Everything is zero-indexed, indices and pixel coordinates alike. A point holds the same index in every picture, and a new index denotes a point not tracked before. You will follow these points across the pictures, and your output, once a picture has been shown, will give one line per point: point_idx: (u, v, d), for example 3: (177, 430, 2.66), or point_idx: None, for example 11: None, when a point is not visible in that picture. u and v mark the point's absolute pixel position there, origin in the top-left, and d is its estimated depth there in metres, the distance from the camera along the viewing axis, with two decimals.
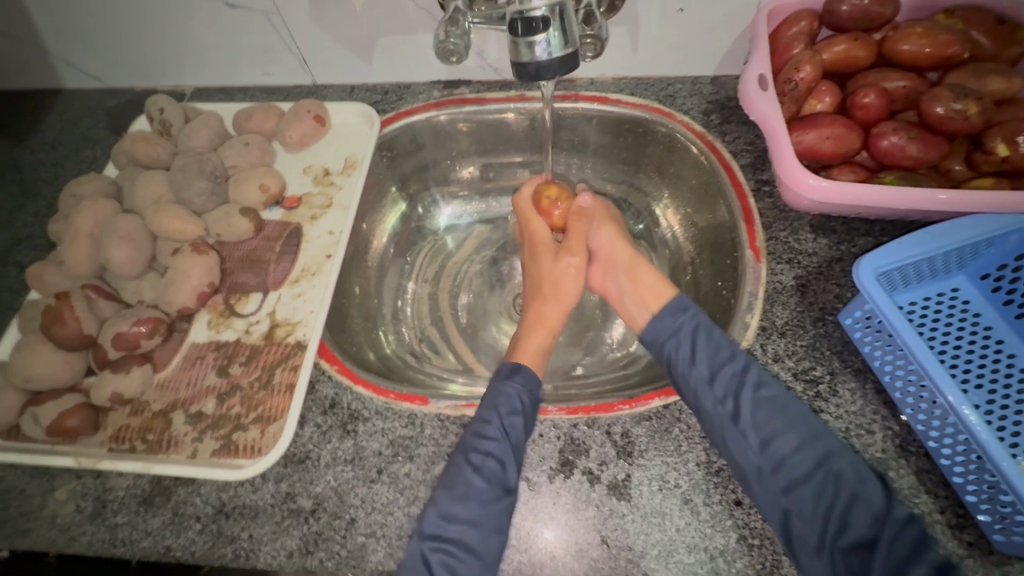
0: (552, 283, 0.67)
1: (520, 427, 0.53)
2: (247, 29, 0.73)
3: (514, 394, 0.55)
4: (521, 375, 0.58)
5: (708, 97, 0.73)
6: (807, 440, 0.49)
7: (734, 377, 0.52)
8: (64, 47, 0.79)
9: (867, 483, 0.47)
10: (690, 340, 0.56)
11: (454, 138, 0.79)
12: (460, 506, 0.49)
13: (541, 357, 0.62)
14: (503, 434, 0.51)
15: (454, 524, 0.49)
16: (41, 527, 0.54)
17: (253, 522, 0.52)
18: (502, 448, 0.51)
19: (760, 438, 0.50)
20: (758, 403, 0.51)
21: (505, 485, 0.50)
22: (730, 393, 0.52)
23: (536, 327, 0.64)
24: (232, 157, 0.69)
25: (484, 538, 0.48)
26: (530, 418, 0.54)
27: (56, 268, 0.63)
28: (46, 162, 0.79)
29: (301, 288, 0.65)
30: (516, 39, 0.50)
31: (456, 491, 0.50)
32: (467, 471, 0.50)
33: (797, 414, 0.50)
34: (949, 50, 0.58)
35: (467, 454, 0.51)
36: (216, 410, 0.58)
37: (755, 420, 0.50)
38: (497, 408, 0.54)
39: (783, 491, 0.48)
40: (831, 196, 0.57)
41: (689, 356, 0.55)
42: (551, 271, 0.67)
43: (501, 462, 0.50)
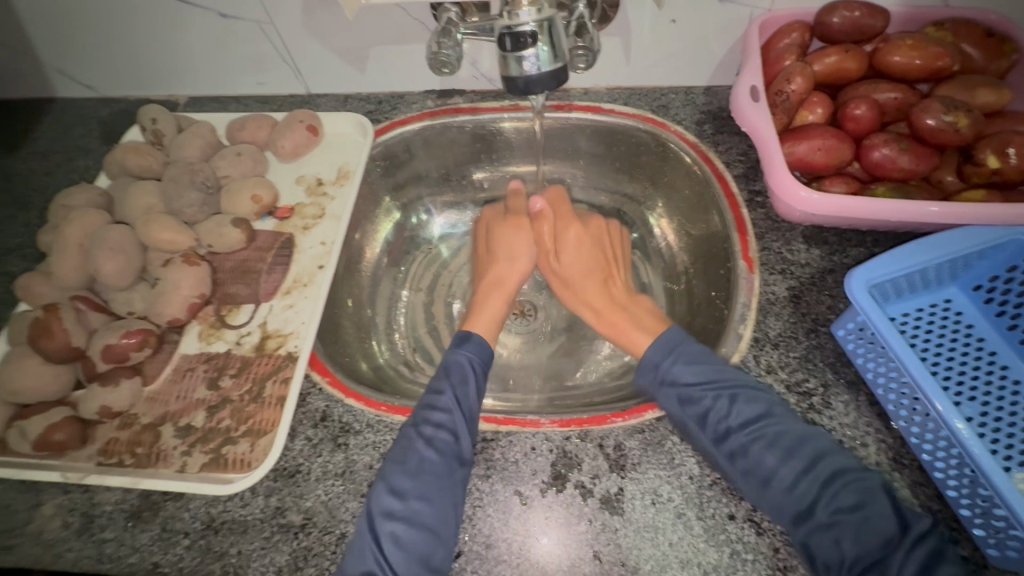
0: (504, 249, 0.70)
1: (471, 397, 0.56)
2: (239, 39, 0.73)
3: (467, 363, 0.58)
4: (473, 341, 0.61)
5: (701, 107, 0.73)
6: (804, 469, 0.47)
7: (722, 417, 0.51)
8: (56, 56, 0.78)
9: (871, 507, 0.45)
10: (674, 389, 0.54)
11: (447, 148, 0.79)
12: (411, 481, 0.49)
13: (495, 322, 0.66)
14: (455, 405, 0.54)
15: (406, 498, 0.49)
16: (27, 543, 0.53)
17: (242, 537, 0.51)
18: (452, 418, 0.53)
19: (760, 471, 0.48)
20: (747, 435, 0.50)
21: (458, 457, 0.51)
22: (721, 433, 0.51)
23: (491, 292, 0.68)
24: (224, 168, 0.69)
25: (438, 512, 0.48)
26: (480, 387, 0.57)
27: (45, 279, 0.62)
28: (37, 171, 0.79)
29: (293, 299, 0.64)
30: (505, 54, 0.50)
31: (408, 463, 0.50)
32: (419, 443, 0.51)
33: (791, 444, 0.49)
34: (939, 62, 0.58)
35: (419, 427, 0.53)
36: (206, 423, 0.57)
37: (750, 457, 0.49)
38: (448, 377, 0.57)
39: (793, 523, 0.46)
40: (823, 209, 0.57)
41: (676, 396, 0.54)
42: (506, 243, 0.71)
43: (452, 434, 0.52)
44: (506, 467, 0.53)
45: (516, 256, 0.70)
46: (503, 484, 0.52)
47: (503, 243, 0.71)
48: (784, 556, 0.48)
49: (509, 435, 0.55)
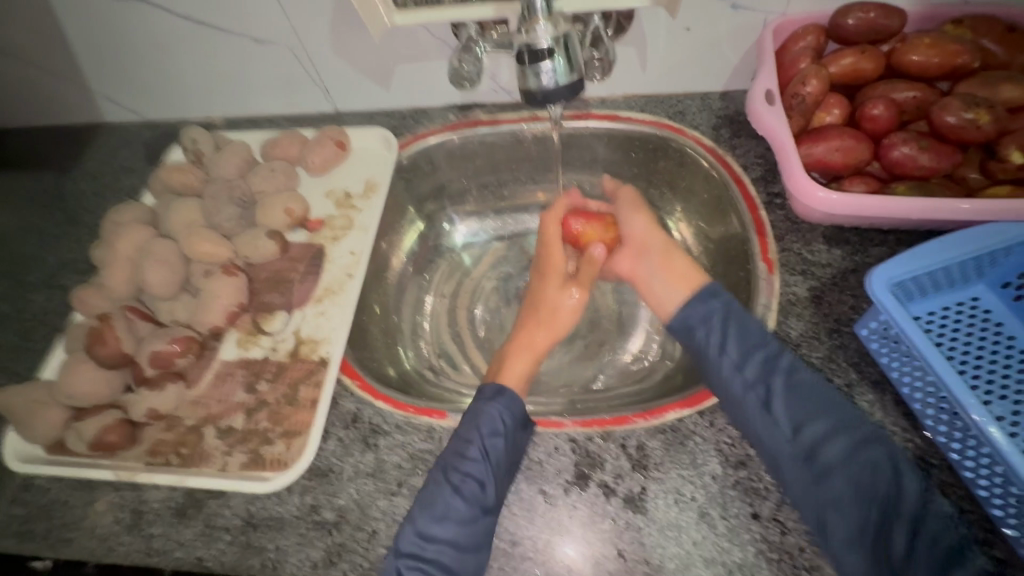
0: (549, 310, 0.66)
1: (501, 447, 0.53)
2: (273, 63, 0.77)
3: (498, 416, 0.55)
4: (504, 396, 0.57)
5: (717, 112, 0.74)
6: (836, 427, 0.49)
7: (763, 362, 0.53)
8: (106, 84, 0.84)
9: (902, 471, 0.47)
10: (720, 326, 0.56)
11: (468, 159, 0.81)
12: (437, 526, 0.50)
13: (522, 385, 0.61)
14: (484, 456, 0.52)
15: (433, 542, 0.49)
16: (83, 537, 0.57)
17: (279, 533, 0.54)
18: (481, 468, 0.51)
19: (792, 422, 0.50)
20: (788, 391, 0.51)
21: (483, 505, 0.50)
22: (759, 382, 0.52)
23: (520, 350, 0.63)
24: (259, 184, 0.73)
25: (461, 558, 0.49)
26: (512, 438, 0.54)
27: (98, 291, 0.67)
28: (88, 191, 0.84)
29: (324, 306, 0.68)
30: (523, 68, 0.52)
31: (433, 508, 0.50)
32: (447, 491, 0.51)
33: (825, 402, 0.50)
34: (958, 60, 0.58)
35: (448, 473, 0.52)
36: (245, 424, 0.60)
37: (784, 408, 0.50)
38: (477, 428, 0.54)
39: (816, 479, 0.48)
40: (843, 209, 0.57)
41: (718, 343, 0.55)
42: (550, 298, 0.66)
43: (479, 484, 0.51)
44: (530, 467, 0.54)
45: (561, 317, 0.65)
46: (527, 483, 0.54)
47: (548, 293, 0.67)
48: (809, 555, 0.48)
49: (534, 435, 0.56)
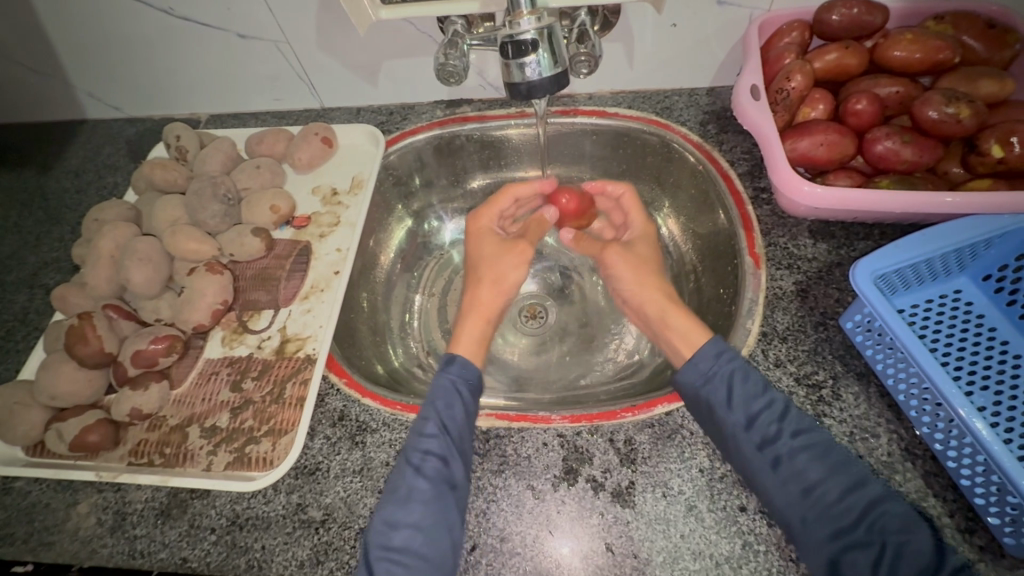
0: (489, 267, 0.67)
1: (459, 419, 0.54)
2: (257, 58, 0.76)
3: (451, 386, 0.56)
4: (456, 364, 0.59)
5: (704, 108, 0.74)
6: (849, 487, 0.46)
7: (772, 421, 0.50)
8: (87, 81, 0.83)
9: (914, 531, 0.43)
10: (726, 385, 0.52)
11: (456, 155, 0.81)
12: (403, 510, 0.49)
13: (478, 346, 0.62)
14: (442, 429, 0.52)
15: (400, 527, 0.48)
16: (64, 539, 0.56)
17: (265, 532, 0.53)
18: (441, 442, 0.52)
19: (801, 483, 0.47)
20: (800, 450, 0.48)
21: (449, 481, 0.50)
22: (768, 437, 0.49)
23: (470, 315, 0.64)
24: (244, 180, 0.72)
25: (431, 540, 0.48)
26: (469, 408, 0.55)
27: (79, 289, 0.66)
28: (69, 188, 0.83)
29: (310, 304, 0.67)
30: (507, 61, 0.51)
31: (397, 492, 0.50)
32: (409, 472, 0.51)
33: (838, 459, 0.48)
34: (940, 55, 0.59)
35: (408, 455, 0.52)
36: (230, 423, 0.59)
37: (795, 465, 0.48)
38: (433, 403, 0.55)
39: (829, 540, 0.45)
40: (827, 203, 0.58)
41: (726, 399, 0.51)
42: (488, 256, 0.67)
43: (442, 459, 0.51)
44: (519, 463, 0.54)
45: (508, 279, 0.66)
46: (515, 479, 0.54)
47: (495, 262, 0.67)
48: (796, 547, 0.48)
49: (522, 431, 0.56)
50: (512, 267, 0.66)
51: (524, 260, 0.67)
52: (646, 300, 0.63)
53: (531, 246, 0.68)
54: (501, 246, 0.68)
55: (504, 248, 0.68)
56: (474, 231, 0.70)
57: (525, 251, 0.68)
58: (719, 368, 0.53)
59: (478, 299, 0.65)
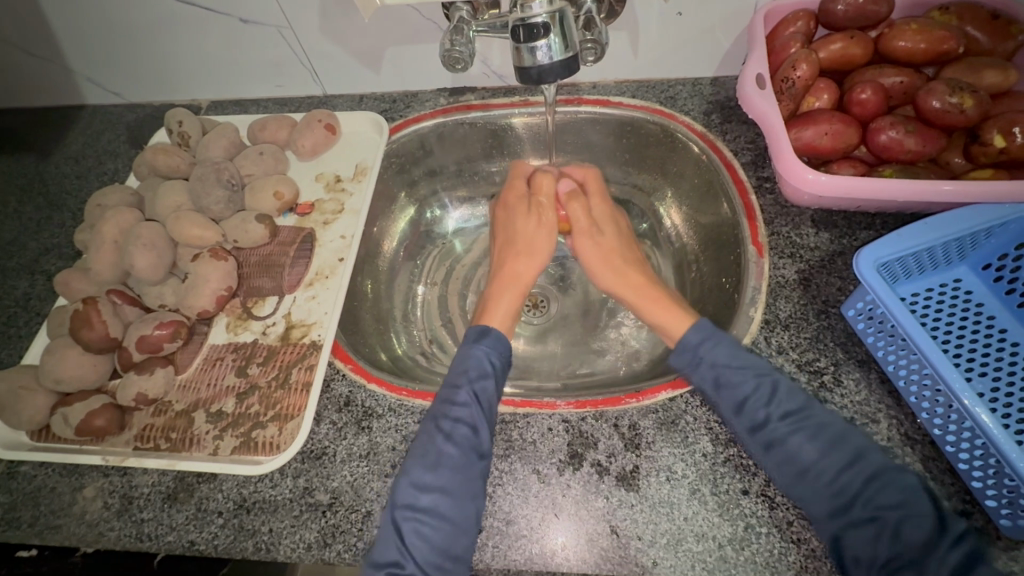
0: (525, 240, 0.67)
1: (490, 390, 0.55)
2: (259, 44, 0.76)
3: (483, 358, 0.57)
4: (488, 338, 0.59)
5: (708, 98, 0.74)
6: (846, 464, 0.47)
7: (760, 406, 0.50)
8: (87, 65, 0.82)
9: (914, 504, 0.44)
10: (712, 370, 0.53)
11: (459, 144, 0.81)
12: (431, 474, 0.50)
13: (510, 318, 0.63)
14: (474, 399, 0.53)
15: (429, 489, 0.49)
16: (71, 523, 0.56)
17: (272, 516, 0.54)
18: (471, 412, 0.53)
19: (795, 463, 0.48)
20: (794, 430, 0.49)
21: (477, 450, 0.51)
22: (757, 422, 0.50)
23: (507, 286, 0.65)
24: (247, 167, 0.72)
25: (457, 505, 0.49)
26: (498, 381, 0.57)
27: (82, 275, 0.65)
28: (69, 175, 0.82)
29: (315, 291, 0.67)
30: (519, 45, 0.52)
31: (427, 456, 0.51)
32: (439, 439, 0.51)
33: (832, 438, 0.48)
34: (944, 45, 0.59)
35: (439, 422, 0.53)
36: (236, 408, 0.60)
37: (787, 446, 0.49)
38: (465, 373, 0.56)
39: (829, 517, 0.46)
40: (831, 191, 0.58)
41: (713, 384, 0.53)
42: (523, 228, 0.68)
43: (471, 427, 0.52)
44: (524, 447, 0.55)
45: (540, 248, 0.67)
46: (521, 463, 0.54)
47: (526, 233, 0.68)
48: (797, 529, 0.49)
49: (527, 416, 0.56)
50: (543, 237, 0.68)
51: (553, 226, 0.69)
52: (625, 290, 0.64)
53: (554, 215, 0.69)
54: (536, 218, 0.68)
55: (533, 217, 0.69)
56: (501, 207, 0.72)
57: (547, 219, 0.69)
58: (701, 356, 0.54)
59: (513, 269, 0.66)
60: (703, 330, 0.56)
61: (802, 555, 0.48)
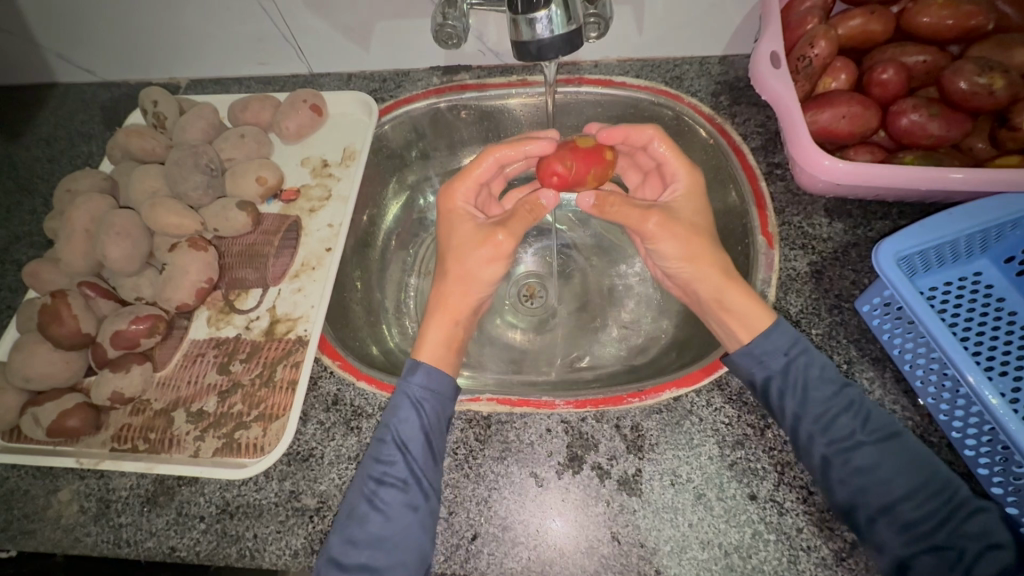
0: (457, 261, 0.59)
1: (419, 439, 0.50)
2: (239, 18, 0.71)
3: (413, 403, 0.52)
4: (419, 371, 0.54)
5: (716, 77, 0.70)
6: (933, 491, 0.44)
7: (850, 422, 0.48)
8: (56, 41, 0.77)
9: (999, 535, 0.42)
10: (800, 381, 0.49)
11: (454, 126, 0.77)
12: (361, 533, 0.47)
13: (444, 349, 0.56)
14: (399, 452, 0.49)
15: (359, 547, 0.47)
16: (46, 528, 0.53)
17: (257, 521, 0.51)
18: (399, 467, 0.49)
19: (879, 486, 0.45)
20: (879, 449, 0.47)
21: (410, 504, 0.48)
22: (844, 439, 0.47)
23: (437, 315, 0.58)
24: (227, 151, 0.68)
25: (391, 565, 0.46)
26: (433, 426, 0.51)
27: (53, 266, 0.62)
28: (41, 158, 0.78)
29: (301, 282, 0.64)
30: (516, 17, 0.47)
31: (353, 516, 0.48)
32: (365, 498, 0.48)
33: (920, 461, 0.46)
34: (971, 21, 0.55)
35: (368, 476, 0.49)
36: (218, 408, 0.57)
37: (869, 466, 0.46)
38: (391, 422, 0.51)
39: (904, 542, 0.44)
40: (849, 179, 0.55)
41: (800, 395, 0.49)
42: (459, 243, 0.59)
43: (401, 483, 0.49)
44: (521, 449, 0.52)
45: (479, 276, 0.58)
46: (518, 466, 0.52)
47: (465, 258, 0.58)
48: (808, 536, 0.47)
49: (525, 416, 0.53)
50: (482, 263, 0.58)
51: (504, 252, 0.58)
52: (699, 276, 0.55)
53: (512, 240, 0.58)
54: (477, 233, 0.59)
55: (476, 239, 0.58)
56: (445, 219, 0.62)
57: (502, 245, 0.58)
58: (785, 356, 0.50)
59: (446, 298, 0.58)
60: (791, 333, 0.51)
61: (812, 563, 0.46)
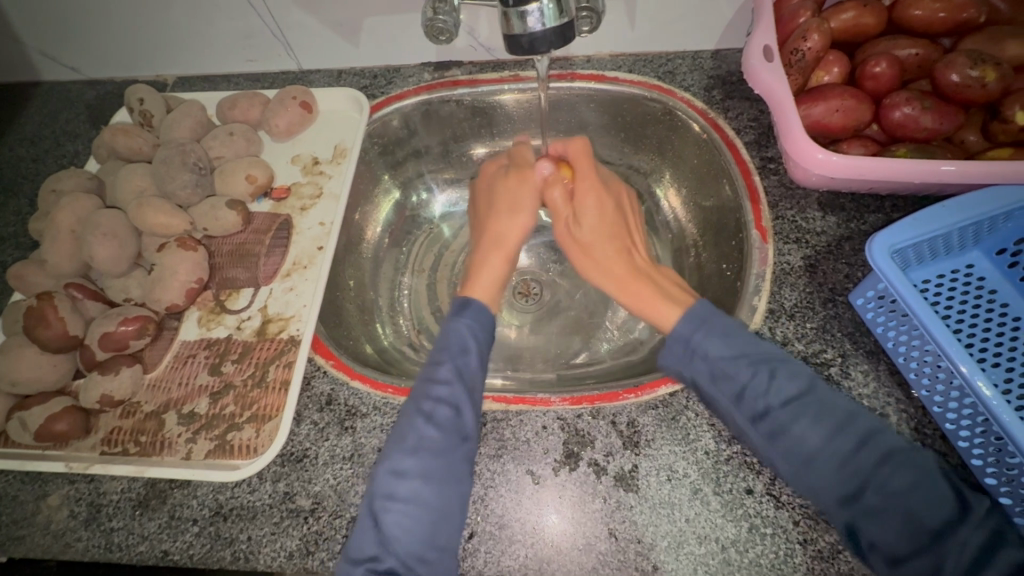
0: (507, 210, 0.65)
1: (474, 366, 0.52)
2: (226, 14, 0.70)
3: (467, 334, 0.54)
4: (471, 308, 0.56)
5: (709, 72, 0.70)
6: (851, 450, 0.43)
7: (760, 394, 0.46)
8: (39, 38, 0.76)
9: (932, 486, 0.40)
10: (706, 359, 0.49)
11: (446, 123, 0.76)
12: (411, 459, 0.46)
13: (494, 287, 0.60)
14: (455, 375, 0.50)
15: (410, 476, 0.46)
16: (35, 534, 0.53)
17: (251, 522, 0.51)
18: (453, 390, 0.50)
19: (801, 452, 0.44)
20: (791, 412, 0.45)
21: (459, 431, 0.48)
22: (759, 411, 0.46)
23: (490, 254, 0.63)
24: (216, 148, 0.66)
25: (441, 492, 0.45)
26: (482, 356, 0.54)
27: (38, 267, 0.61)
28: (25, 157, 0.77)
29: (293, 282, 0.63)
30: (506, 10, 0.47)
31: (406, 441, 0.47)
32: (419, 421, 0.48)
33: (842, 421, 0.44)
34: (962, 14, 0.55)
35: (418, 403, 0.49)
36: (210, 409, 0.56)
37: (793, 433, 0.45)
38: (447, 349, 0.53)
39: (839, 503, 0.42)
40: (843, 173, 0.55)
41: (709, 371, 0.49)
42: (502, 201, 0.66)
43: (452, 407, 0.49)
44: (517, 447, 0.52)
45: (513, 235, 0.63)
46: (514, 464, 0.51)
47: (503, 220, 0.64)
48: (804, 530, 0.47)
49: (520, 414, 0.53)
50: (515, 231, 0.64)
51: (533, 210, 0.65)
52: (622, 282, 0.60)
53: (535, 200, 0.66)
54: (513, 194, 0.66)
55: (513, 203, 0.65)
56: (481, 196, 0.69)
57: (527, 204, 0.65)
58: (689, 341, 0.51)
59: (495, 241, 0.63)
60: None
61: (809, 557, 0.46)
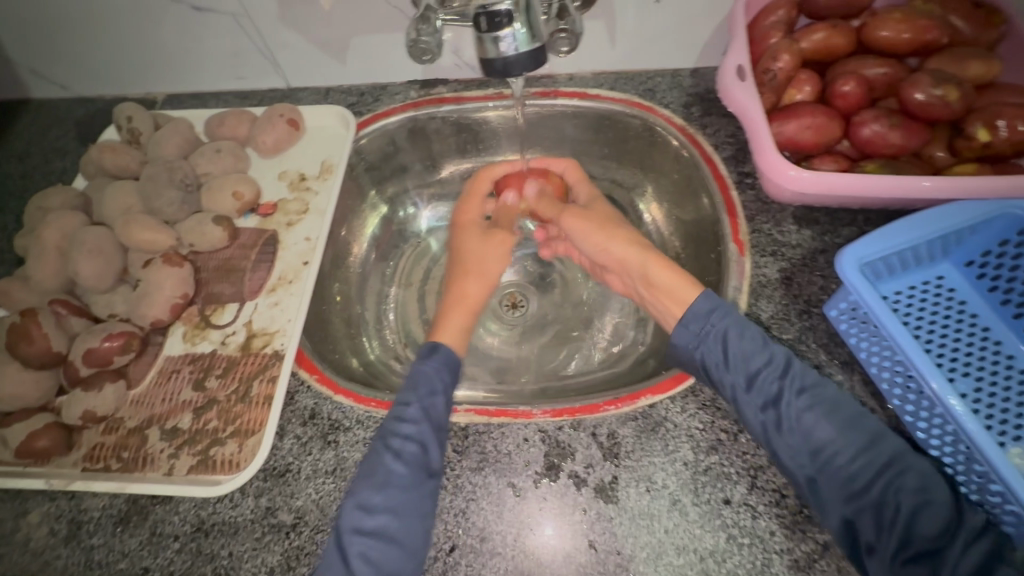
0: (477, 261, 0.66)
1: (440, 406, 0.54)
2: (216, 34, 0.72)
3: (433, 374, 0.56)
4: (438, 354, 0.58)
5: (688, 89, 0.71)
6: (862, 446, 0.47)
7: (774, 378, 0.51)
8: (30, 56, 0.77)
9: (932, 491, 0.45)
10: (721, 343, 0.53)
11: (431, 139, 0.77)
12: (380, 494, 0.49)
13: (462, 334, 0.62)
14: (421, 415, 0.52)
15: (375, 513, 0.48)
16: (14, 552, 0.52)
17: (232, 539, 0.51)
18: (420, 429, 0.51)
19: (810, 442, 0.48)
20: (804, 400, 0.49)
21: (426, 468, 0.50)
22: (774, 395, 0.50)
23: (455, 304, 0.63)
24: (203, 165, 0.67)
25: (405, 527, 0.48)
26: (448, 393, 0.55)
27: (23, 284, 0.61)
28: (13, 174, 0.77)
29: (278, 297, 0.63)
30: (481, 35, 0.48)
31: (374, 476, 0.50)
32: (387, 457, 0.50)
33: (849, 417, 0.49)
34: (927, 35, 0.58)
35: (387, 439, 0.51)
36: (193, 424, 0.56)
37: (803, 423, 0.49)
38: (415, 390, 0.54)
39: (844, 501, 0.46)
40: (814, 189, 0.56)
41: (722, 359, 0.52)
42: (472, 249, 0.67)
43: (420, 445, 0.51)
44: (499, 459, 0.52)
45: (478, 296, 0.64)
46: (495, 477, 0.52)
47: (473, 276, 0.65)
48: (780, 539, 0.48)
49: (502, 427, 0.54)
50: (481, 290, 0.65)
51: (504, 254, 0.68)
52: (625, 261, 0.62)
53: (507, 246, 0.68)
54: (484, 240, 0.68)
55: (485, 251, 0.67)
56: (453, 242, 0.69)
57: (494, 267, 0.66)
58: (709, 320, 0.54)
59: (463, 291, 0.64)
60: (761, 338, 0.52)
61: (785, 566, 0.47)
